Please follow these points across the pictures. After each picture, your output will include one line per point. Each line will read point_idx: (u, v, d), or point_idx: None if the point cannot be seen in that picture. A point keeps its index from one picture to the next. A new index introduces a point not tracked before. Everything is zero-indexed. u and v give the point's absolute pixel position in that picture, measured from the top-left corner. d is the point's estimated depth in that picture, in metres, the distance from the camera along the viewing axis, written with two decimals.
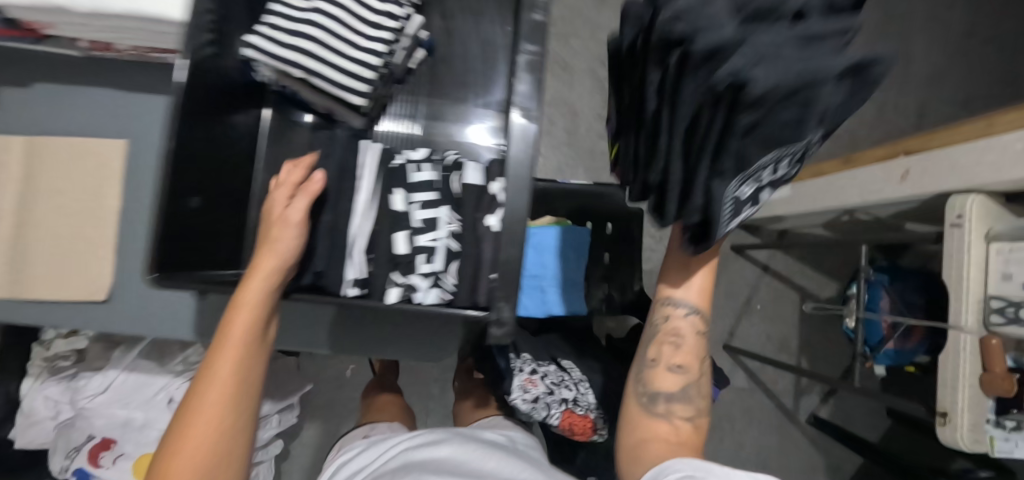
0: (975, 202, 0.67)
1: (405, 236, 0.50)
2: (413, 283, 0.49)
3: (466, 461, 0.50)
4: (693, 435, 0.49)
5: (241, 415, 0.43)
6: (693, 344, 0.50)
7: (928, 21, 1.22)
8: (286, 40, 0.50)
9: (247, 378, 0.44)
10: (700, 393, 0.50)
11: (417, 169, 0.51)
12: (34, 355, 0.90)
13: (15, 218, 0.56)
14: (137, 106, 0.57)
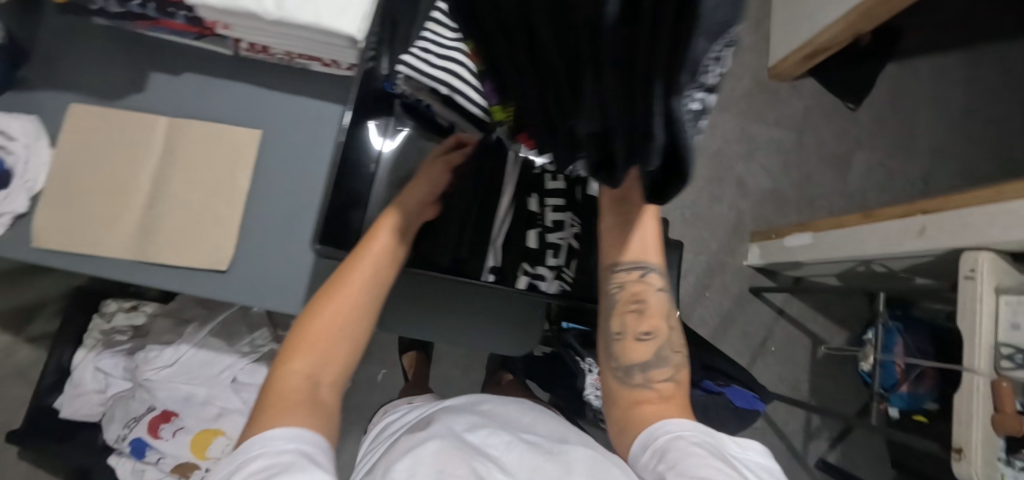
0: (986, 258, 0.75)
1: (538, 234, 0.65)
2: (541, 273, 0.63)
3: (511, 420, 0.52)
4: (676, 392, 0.53)
5: (362, 318, 0.53)
6: (655, 306, 0.55)
7: (932, 100, 1.36)
8: (436, 61, 0.53)
9: (372, 289, 0.54)
10: (674, 352, 0.55)
11: (550, 180, 0.65)
12: (92, 327, 0.93)
13: (150, 187, 0.61)
14: (272, 101, 0.64)
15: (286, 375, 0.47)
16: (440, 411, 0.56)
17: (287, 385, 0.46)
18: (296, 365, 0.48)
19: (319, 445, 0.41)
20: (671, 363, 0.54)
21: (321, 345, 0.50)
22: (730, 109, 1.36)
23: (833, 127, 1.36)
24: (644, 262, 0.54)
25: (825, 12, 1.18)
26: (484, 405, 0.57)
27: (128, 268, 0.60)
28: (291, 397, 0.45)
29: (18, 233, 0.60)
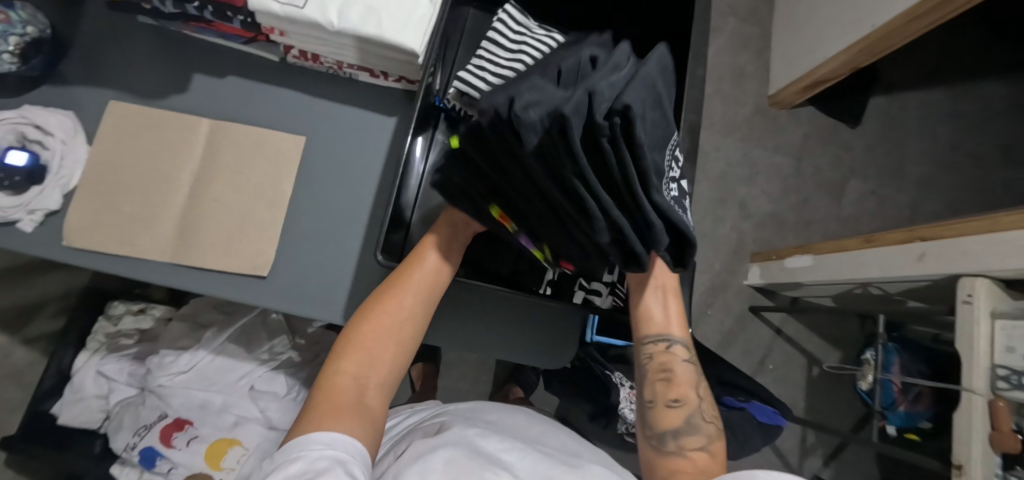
0: (982, 285, 0.78)
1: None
2: (597, 289, 0.62)
3: (523, 432, 0.50)
4: (712, 464, 0.48)
5: (410, 338, 0.53)
6: (685, 376, 0.53)
7: (919, 133, 1.45)
8: (492, 79, 0.58)
9: (419, 310, 0.54)
10: (710, 425, 0.50)
11: None
12: (95, 330, 0.91)
13: (190, 189, 0.60)
14: (317, 108, 0.65)
15: (337, 375, 0.48)
16: (448, 417, 0.53)
17: (337, 385, 0.47)
18: (346, 366, 0.49)
19: (358, 452, 0.41)
20: (706, 433, 0.49)
21: (372, 347, 0.50)
22: (733, 134, 1.41)
23: (829, 155, 1.43)
24: (669, 335, 0.54)
25: (826, 46, 1.25)
26: (491, 416, 0.54)
27: (164, 271, 0.59)
28: (341, 399, 0.46)
29: (48, 231, 0.58)
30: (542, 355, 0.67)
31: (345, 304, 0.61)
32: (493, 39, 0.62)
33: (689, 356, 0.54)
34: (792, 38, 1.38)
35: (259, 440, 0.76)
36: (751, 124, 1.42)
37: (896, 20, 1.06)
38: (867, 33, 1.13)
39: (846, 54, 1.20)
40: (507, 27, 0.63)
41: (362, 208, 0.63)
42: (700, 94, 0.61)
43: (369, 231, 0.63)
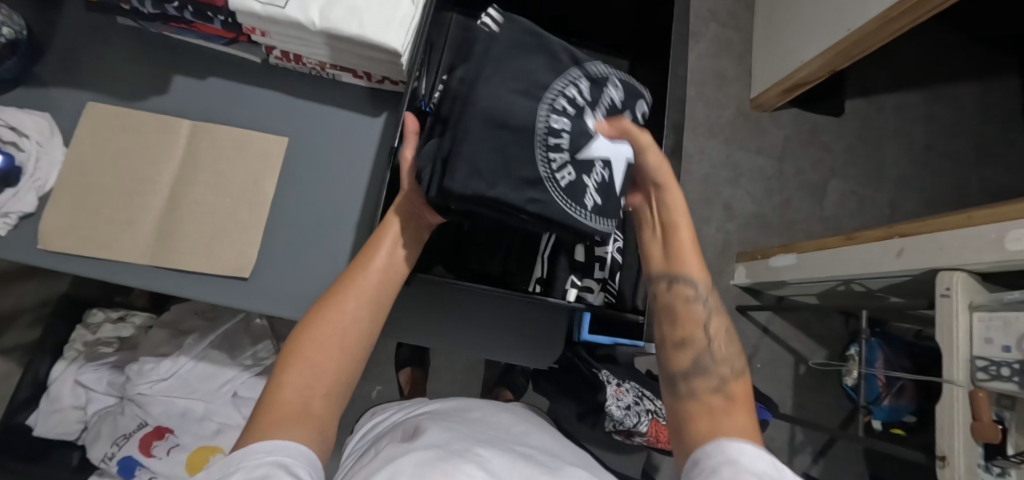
0: (958, 278, 0.79)
1: (585, 248, 0.57)
2: (589, 285, 0.56)
3: (504, 431, 0.50)
4: (732, 407, 0.41)
5: (365, 341, 0.48)
6: (694, 308, 0.47)
7: (897, 134, 1.48)
8: None
9: (376, 311, 0.49)
10: (725, 363, 0.44)
11: None
12: (74, 339, 0.89)
13: (170, 192, 0.60)
14: (300, 110, 0.64)
15: (280, 385, 0.42)
16: (427, 419, 0.52)
17: (280, 395, 0.41)
18: (288, 379, 0.42)
19: (308, 458, 0.37)
20: (721, 374, 0.44)
21: (321, 353, 0.44)
22: (717, 136, 1.44)
23: (810, 156, 1.46)
24: (673, 267, 0.48)
25: (805, 50, 1.28)
26: (465, 415, 0.53)
27: (142, 274, 0.58)
28: (286, 410, 0.40)
29: (22, 234, 0.57)
30: (526, 354, 0.67)
31: None
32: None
33: (702, 284, 0.47)
34: (772, 43, 1.42)
35: None
36: (734, 126, 1.45)
37: (871, 23, 1.09)
38: (844, 36, 1.16)
39: (825, 57, 1.23)
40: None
41: (345, 210, 0.63)
42: (683, 94, 0.61)
43: (353, 232, 0.63)
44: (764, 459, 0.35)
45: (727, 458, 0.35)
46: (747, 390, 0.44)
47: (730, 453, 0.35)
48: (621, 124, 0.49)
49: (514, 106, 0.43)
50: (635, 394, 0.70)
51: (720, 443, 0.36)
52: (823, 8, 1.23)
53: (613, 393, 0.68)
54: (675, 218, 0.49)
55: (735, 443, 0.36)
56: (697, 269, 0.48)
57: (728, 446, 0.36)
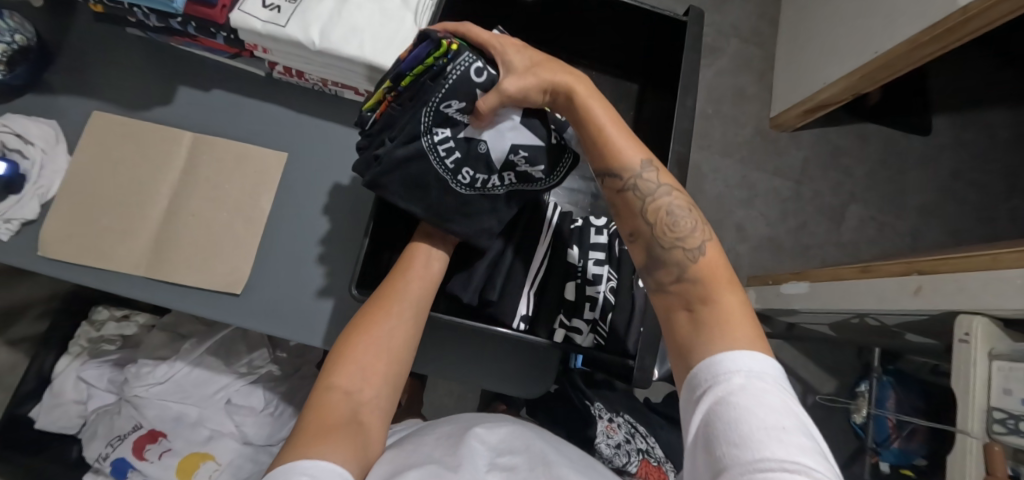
0: (980, 324, 0.74)
1: (575, 286, 0.56)
2: (577, 326, 0.54)
3: (479, 419, 0.51)
4: (692, 287, 0.40)
5: (404, 357, 0.48)
6: (646, 200, 0.43)
7: (921, 160, 1.43)
8: None
9: (416, 329, 0.49)
10: (683, 244, 0.41)
11: (595, 233, 0.58)
12: (79, 335, 0.91)
13: (169, 203, 0.60)
14: (301, 125, 0.64)
15: (325, 402, 0.41)
16: (414, 432, 0.52)
17: (326, 412, 0.40)
18: (338, 380, 0.44)
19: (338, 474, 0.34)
20: (681, 260, 0.41)
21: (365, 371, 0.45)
22: (732, 155, 1.40)
23: (829, 179, 1.41)
24: (608, 166, 0.44)
25: (829, 70, 1.24)
26: (457, 422, 0.51)
27: (139, 285, 0.58)
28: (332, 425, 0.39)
29: (24, 239, 0.58)
30: (517, 382, 0.65)
31: (323, 327, 0.59)
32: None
33: (648, 168, 0.43)
34: (795, 61, 1.37)
35: (233, 455, 0.76)
36: (750, 146, 1.41)
37: (900, 47, 1.04)
38: (871, 59, 1.12)
39: (850, 80, 1.18)
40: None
41: (337, 229, 0.62)
42: (691, 125, 0.58)
43: (346, 252, 0.62)
44: (757, 360, 0.34)
45: (727, 382, 0.33)
46: (723, 261, 0.42)
47: (730, 373, 0.33)
48: (481, 116, 0.44)
49: (438, 202, 0.49)
50: (627, 431, 0.70)
51: (715, 359, 0.34)
52: (850, 28, 1.18)
53: (605, 429, 0.68)
54: (593, 113, 0.43)
55: (730, 354, 0.34)
56: (636, 154, 0.44)
57: (725, 362, 0.34)
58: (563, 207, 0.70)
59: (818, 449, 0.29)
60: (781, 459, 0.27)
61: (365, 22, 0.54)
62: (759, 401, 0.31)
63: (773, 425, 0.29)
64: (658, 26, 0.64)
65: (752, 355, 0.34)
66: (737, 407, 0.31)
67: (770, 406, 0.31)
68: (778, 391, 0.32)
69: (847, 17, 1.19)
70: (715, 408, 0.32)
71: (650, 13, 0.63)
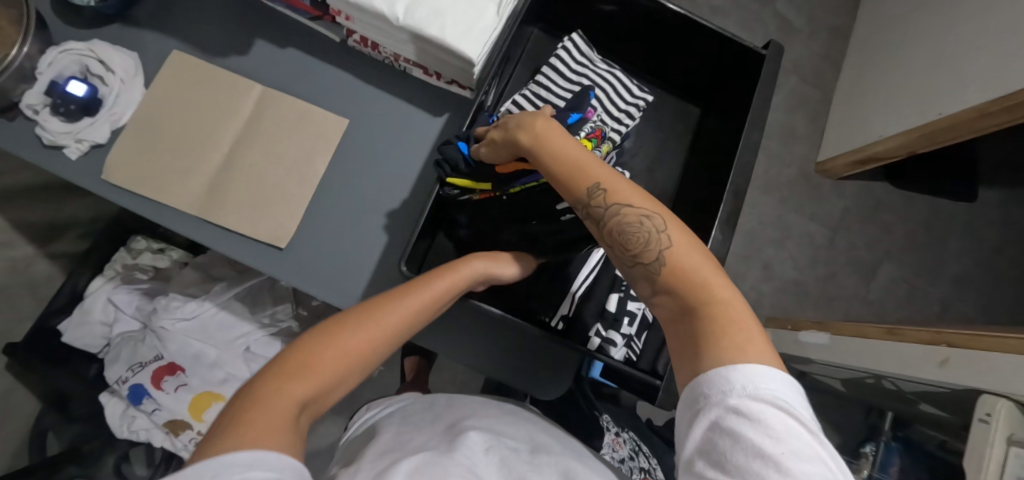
0: (1004, 405, 0.71)
1: (618, 298, 0.59)
2: (613, 338, 0.56)
3: (497, 414, 0.50)
4: (671, 292, 0.38)
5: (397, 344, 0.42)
6: (599, 223, 0.41)
7: (964, 229, 1.40)
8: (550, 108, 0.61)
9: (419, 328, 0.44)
10: (642, 260, 0.39)
11: None
12: (115, 260, 0.95)
13: (228, 150, 0.62)
14: (366, 95, 0.65)
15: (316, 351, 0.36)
16: (423, 405, 0.51)
17: (343, 342, 0.37)
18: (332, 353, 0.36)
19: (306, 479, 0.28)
20: (647, 274, 0.39)
21: (395, 331, 0.41)
22: (772, 194, 1.39)
23: (867, 233, 1.39)
24: (566, 200, 0.43)
25: (888, 124, 1.22)
26: (459, 413, 0.49)
27: (189, 224, 0.60)
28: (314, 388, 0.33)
29: (91, 161, 0.60)
30: (536, 382, 0.66)
31: (357, 294, 0.60)
32: (554, 66, 0.63)
33: (596, 188, 0.41)
34: (853, 107, 1.35)
35: None
36: (792, 187, 1.40)
37: (967, 112, 1.02)
38: (933, 119, 1.09)
39: (907, 136, 1.16)
40: (570, 55, 0.64)
41: (382, 203, 0.63)
42: (753, 158, 0.58)
43: (386, 222, 0.62)
44: (754, 369, 0.31)
45: (721, 405, 0.31)
46: (696, 256, 0.38)
47: (728, 392, 0.31)
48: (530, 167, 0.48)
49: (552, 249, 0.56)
50: (631, 448, 0.69)
51: (714, 376, 0.32)
52: (917, 85, 1.16)
53: (611, 442, 0.68)
54: (543, 151, 0.42)
55: (729, 368, 0.32)
56: (585, 173, 0.41)
57: (727, 382, 0.31)
58: None
59: (825, 470, 0.29)
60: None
61: (448, 6, 0.54)
62: (762, 427, 0.29)
63: (772, 449, 0.29)
64: (734, 56, 0.64)
65: (747, 365, 0.32)
66: (733, 434, 0.30)
67: (775, 430, 0.29)
68: (780, 404, 0.30)
69: (917, 72, 1.17)
70: (708, 434, 0.31)
71: (729, 42, 0.63)
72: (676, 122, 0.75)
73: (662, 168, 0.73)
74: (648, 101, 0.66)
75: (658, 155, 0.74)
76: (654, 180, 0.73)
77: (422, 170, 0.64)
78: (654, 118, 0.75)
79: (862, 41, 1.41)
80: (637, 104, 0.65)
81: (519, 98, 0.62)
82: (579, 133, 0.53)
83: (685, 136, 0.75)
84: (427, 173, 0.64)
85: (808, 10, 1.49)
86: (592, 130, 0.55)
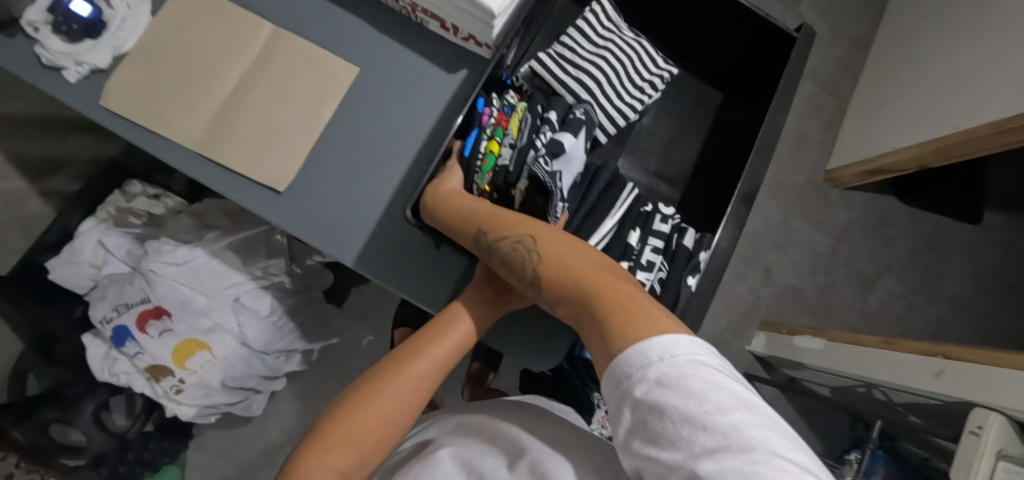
0: (995, 419, 0.68)
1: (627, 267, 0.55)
2: None
3: (482, 427, 0.45)
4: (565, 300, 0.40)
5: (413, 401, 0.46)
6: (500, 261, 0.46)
7: (966, 250, 1.39)
8: (571, 70, 0.59)
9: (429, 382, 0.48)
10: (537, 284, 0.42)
11: (659, 221, 0.57)
12: (108, 202, 0.93)
13: (234, 87, 0.60)
14: (380, 45, 0.63)
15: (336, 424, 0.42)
16: (434, 433, 0.50)
17: (371, 405, 0.43)
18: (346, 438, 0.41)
19: None
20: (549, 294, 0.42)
21: (404, 390, 0.45)
22: (778, 198, 1.38)
23: (869, 246, 1.38)
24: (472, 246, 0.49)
25: (902, 135, 1.20)
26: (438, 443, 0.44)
27: (186, 159, 0.58)
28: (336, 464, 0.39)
29: (88, 85, 0.58)
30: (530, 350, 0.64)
31: (356, 244, 0.59)
32: (580, 29, 0.61)
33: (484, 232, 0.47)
34: (867, 118, 1.33)
35: (229, 352, 0.79)
36: (798, 193, 1.39)
37: (983, 127, 1.00)
38: (948, 133, 1.08)
39: (921, 149, 1.14)
40: (596, 21, 0.62)
41: (388, 155, 0.61)
42: (772, 139, 0.56)
43: (390, 176, 0.61)
44: (666, 339, 0.30)
45: (641, 380, 0.29)
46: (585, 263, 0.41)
47: (646, 365, 0.30)
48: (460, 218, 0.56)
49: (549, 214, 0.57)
50: None
51: (633, 351, 0.31)
52: (933, 97, 1.15)
53: (601, 420, 0.67)
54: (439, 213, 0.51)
55: (644, 343, 0.31)
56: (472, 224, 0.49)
57: (643, 354, 0.30)
58: (625, 172, 0.70)
59: (761, 421, 0.27)
60: (710, 452, 0.25)
61: None
62: (686, 390, 0.28)
63: (698, 410, 0.27)
64: (765, 36, 0.63)
65: (661, 336, 0.31)
66: (657, 406, 0.28)
67: (699, 388, 0.28)
68: (699, 366, 0.29)
69: (935, 85, 1.15)
70: (640, 415, 0.29)
71: (762, 21, 0.61)
72: (693, 105, 0.73)
73: (674, 150, 0.72)
74: (671, 74, 0.66)
75: (673, 136, 0.72)
76: (666, 160, 0.72)
77: (433, 125, 0.62)
78: (672, 97, 0.73)
79: (882, 52, 1.39)
80: (661, 75, 0.65)
81: (544, 56, 0.60)
82: (484, 140, 0.55)
83: (701, 120, 0.73)
84: (436, 128, 0.62)
85: (831, 16, 1.47)
86: (495, 121, 0.56)
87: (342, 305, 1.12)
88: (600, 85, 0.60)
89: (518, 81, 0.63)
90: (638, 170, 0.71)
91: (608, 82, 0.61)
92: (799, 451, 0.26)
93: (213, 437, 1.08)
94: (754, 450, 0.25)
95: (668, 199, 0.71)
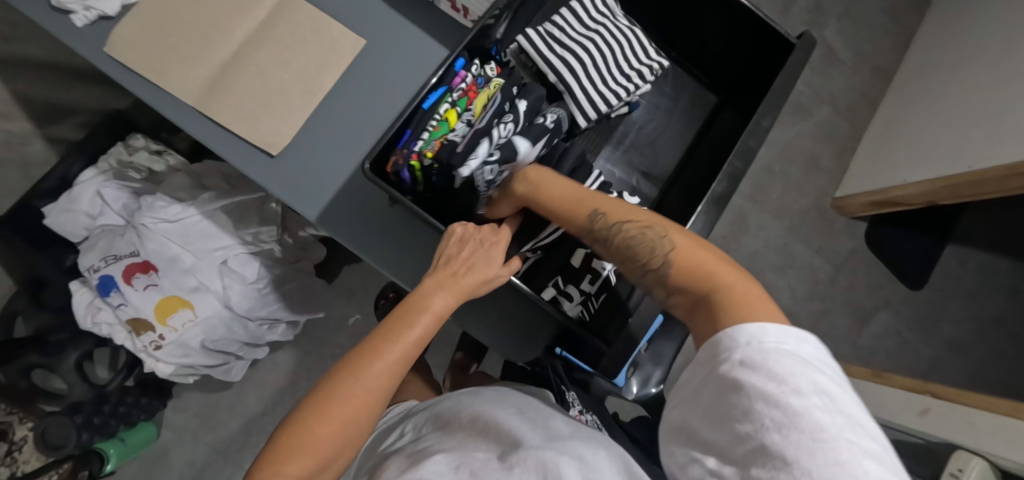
0: (978, 464, 0.64)
1: (584, 255, 0.59)
2: (570, 292, 0.58)
3: (486, 411, 0.47)
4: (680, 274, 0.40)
5: (379, 400, 0.38)
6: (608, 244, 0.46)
7: (969, 292, 1.36)
8: (557, 49, 0.59)
9: (398, 374, 0.40)
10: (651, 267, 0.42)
11: None
12: (110, 153, 0.93)
13: (238, 47, 0.60)
14: (389, 20, 0.63)
15: (293, 423, 0.36)
16: (434, 419, 0.51)
17: (335, 407, 0.36)
18: (304, 445, 0.35)
19: None
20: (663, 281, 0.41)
21: (375, 391, 0.38)
22: (782, 220, 1.36)
23: (869, 278, 1.36)
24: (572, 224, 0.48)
25: (914, 169, 1.18)
26: (448, 432, 0.46)
27: (183, 113, 0.58)
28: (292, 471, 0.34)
29: (96, 31, 0.58)
30: (490, 329, 0.64)
31: (340, 213, 0.59)
32: (573, 10, 0.62)
33: (598, 216, 0.46)
34: (881, 148, 1.31)
35: (212, 312, 0.79)
36: (803, 218, 1.37)
37: (996, 169, 0.98)
38: (961, 172, 1.06)
39: (932, 184, 1.12)
40: (589, 7, 0.63)
41: (381, 128, 0.61)
42: (757, 145, 0.55)
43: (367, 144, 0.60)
44: (754, 327, 0.32)
45: (726, 360, 0.32)
46: (712, 257, 0.40)
47: (730, 350, 0.32)
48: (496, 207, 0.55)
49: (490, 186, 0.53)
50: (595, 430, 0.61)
51: (725, 333, 0.33)
52: (949, 132, 1.13)
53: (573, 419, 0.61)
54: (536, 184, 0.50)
55: (736, 327, 0.33)
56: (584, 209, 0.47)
57: (735, 338, 0.32)
58: (602, 167, 0.72)
59: (831, 406, 0.28)
60: (783, 414, 0.28)
61: None
62: (762, 372, 0.30)
63: (777, 391, 0.29)
64: (768, 44, 0.62)
65: (748, 324, 0.32)
66: (737, 384, 0.30)
67: (782, 372, 0.29)
68: (788, 352, 0.31)
69: (952, 121, 1.13)
70: (722, 390, 0.31)
71: (761, 23, 0.60)
72: (697, 113, 0.73)
73: (672, 156, 0.71)
74: (662, 67, 0.65)
75: (670, 140, 0.72)
76: (658, 162, 0.72)
77: (410, 89, 0.62)
78: (676, 104, 0.73)
79: (902, 83, 1.37)
80: (650, 66, 0.64)
81: (533, 32, 0.59)
82: (445, 104, 0.53)
83: (703, 129, 0.73)
84: (412, 92, 0.62)
85: (856, 42, 1.45)
86: (464, 85, 0.54)
87: (333, 281, 1.13)
88: (586, 67, 0.59)
89: (505, 56, 0.62)
90: (621, 166, 0.72)
91: (595, 68, 0.60)
92: (871, 443, 0.28)
93: (192, 398, 1.09)
94: (822, 430, 0.27)
95: (649, 199, 0.72)
